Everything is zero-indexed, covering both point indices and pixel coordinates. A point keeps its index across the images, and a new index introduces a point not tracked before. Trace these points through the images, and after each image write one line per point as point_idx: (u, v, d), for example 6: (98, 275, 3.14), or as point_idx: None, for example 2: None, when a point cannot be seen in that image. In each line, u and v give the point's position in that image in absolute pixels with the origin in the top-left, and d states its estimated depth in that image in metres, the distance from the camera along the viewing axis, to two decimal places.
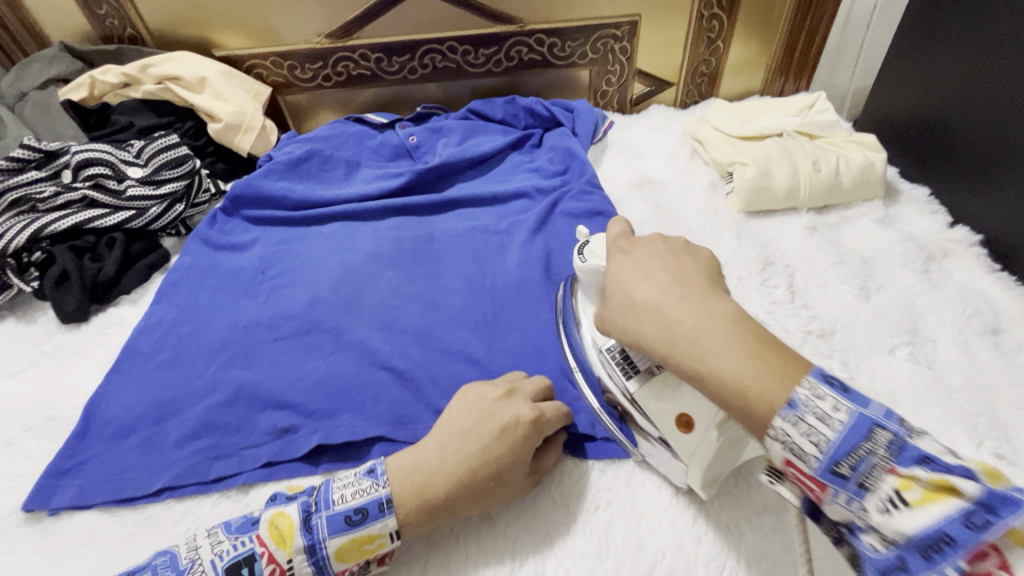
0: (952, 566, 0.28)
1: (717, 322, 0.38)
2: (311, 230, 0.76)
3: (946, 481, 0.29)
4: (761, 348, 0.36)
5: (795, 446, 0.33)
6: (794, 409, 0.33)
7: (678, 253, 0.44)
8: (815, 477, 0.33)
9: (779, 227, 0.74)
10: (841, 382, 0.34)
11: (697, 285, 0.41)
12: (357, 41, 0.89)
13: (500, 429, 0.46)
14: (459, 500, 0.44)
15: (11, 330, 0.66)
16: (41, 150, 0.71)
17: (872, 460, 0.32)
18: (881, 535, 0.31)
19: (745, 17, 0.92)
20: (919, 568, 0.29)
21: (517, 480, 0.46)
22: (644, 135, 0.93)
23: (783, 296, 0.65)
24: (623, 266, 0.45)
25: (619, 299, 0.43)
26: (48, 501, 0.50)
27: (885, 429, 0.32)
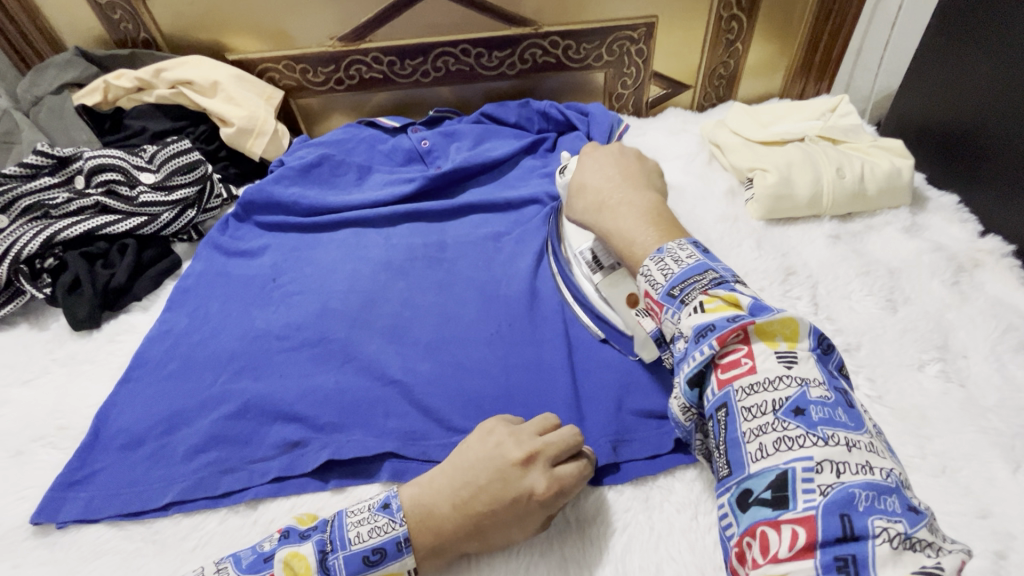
0: (713, 346, 0.39)
1: (638, 206, 0.53)
2: (322, 236, 0.76)
3: (735, 299, 0.41)
4: (659, 223, 0.51)
5: (652, 276, 0.46)
6: (660, 254, 0.47)
7: (634, 165, 0.59)
8: (659, 300, 0.44)
9: (801, 235, 0.72)
10: (705, 250, 0.47)
11: (635, 183, 0.56)
12: (369, 44, 0.88)
13: (514, 499, 0.43)
14: (465, 545, 0.44)
15: (23, 337, 0.66)
16: (53, 156, 0.71)
17: (697, 285, 0.43)
18: (683, 335, 0.42)
19: (766, 18, 0.90)
20: (693, 349, 0.40)
21: (526, 533, 0.45)
22: (660, 139, 0.91)
23: (805, 308, 0.63)
24: (586, 167, 0.59)
25: (578, 185, 0.59)
26: (56, 514, 0.50)
27: (714, 272, 0.44)
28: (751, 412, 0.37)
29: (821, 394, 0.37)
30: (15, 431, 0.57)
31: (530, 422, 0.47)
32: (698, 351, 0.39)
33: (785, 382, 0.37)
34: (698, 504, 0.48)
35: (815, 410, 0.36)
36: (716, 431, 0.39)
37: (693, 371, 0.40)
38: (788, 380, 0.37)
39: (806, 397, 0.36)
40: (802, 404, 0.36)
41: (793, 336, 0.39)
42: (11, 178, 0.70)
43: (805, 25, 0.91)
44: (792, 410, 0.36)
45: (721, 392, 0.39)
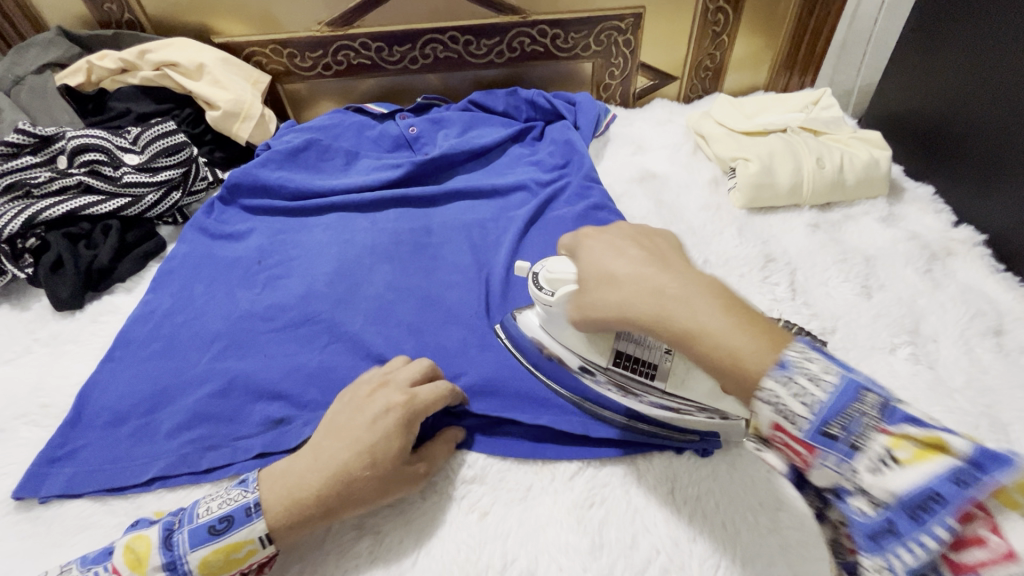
0: (942, 525, 0.27)
1: (701, 290, 0.37)
2: (308, 220, 0.76)
3: (936, 438, 0.28)
4: (746, 311, 0.35)
5: (783, 408, 0.31)
6: (784, 369, 0.31)
7: (639, 237, 0.44)
8: (802, 439, 0.31)
9: (782, 223, 0.74)
10: (828, 349, 0.33)
11: (676, 262, 0.40)
12: (357, 29, 0.88)
13: (371, 419, 0.45)
14: (335, 498, 0.42)
15: (4, 316, 0.65)
16: (35, 135, 0.69)
17: (863, 421, 0.30)
18: (869, 497, 0.29)
19: (751, 11, 0.91)
20: (908, 531, 0.28)
21: (396, 470, 0.44)
22: (646, 129, 0.92)
23: (784, 294, 0.65)
24: (587, 260, 0.44)
25: (595, 278, 0.43)
26: (38, 489, 0.50)
27: (872, 390, 0.30)
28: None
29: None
30: None
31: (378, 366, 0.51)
32: (923, 538, 0.27)
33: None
34: (676, 478, 0.49)
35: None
36: None
37: (915, 562, 0.28)
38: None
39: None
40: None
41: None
42: None
43: (790, 18, 0.92)
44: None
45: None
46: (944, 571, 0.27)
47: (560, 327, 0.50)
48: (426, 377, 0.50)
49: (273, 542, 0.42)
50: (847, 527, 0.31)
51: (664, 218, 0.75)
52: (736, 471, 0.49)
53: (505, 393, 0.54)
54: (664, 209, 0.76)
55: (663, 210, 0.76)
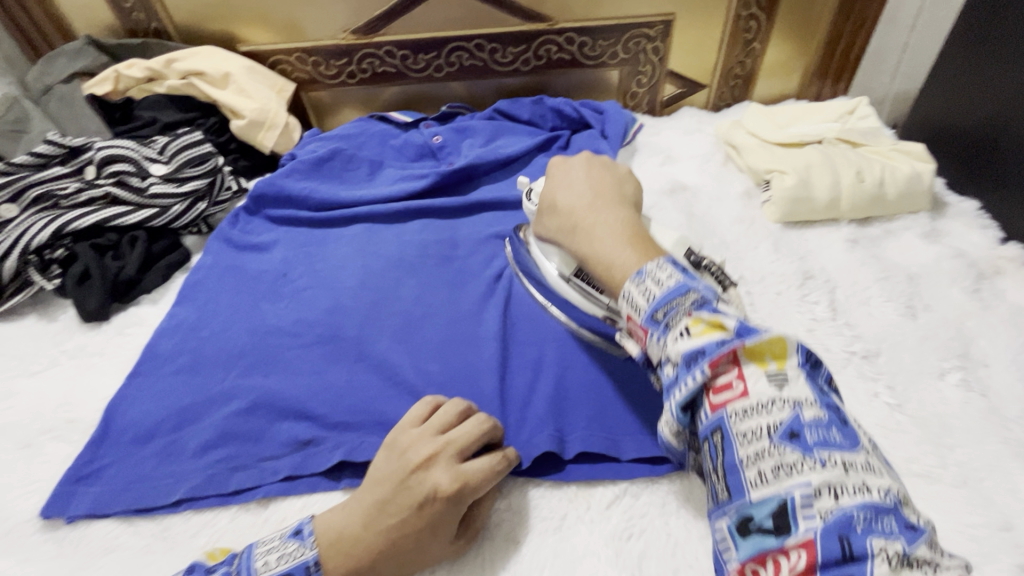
0: (701, 372, 0.34)
1: (609, 223, 0.49)
2: (333, 231, 0.75)
3: (718, 320, 0.36)
4: (637, 240, 0.47)
5: (632, 300, 0.41)
6: (639, 277, 0.41)
7: (598, 172, 0.56)
8: (642, 324, 0.39)
9: (819, 239, 0.71)
10: (685, 267, 0.41)
11: (607, 198, 0.53)
12: (383, 37, 0.87)
13: (421, 499, 0.42)
14: (382, 566, 0.42)
15: (31, 328, 0.65)
16: (65, 146, 0.70)
17: (679, 308, 0.38)
18: (671, 362, 0.36)
19: (784, 18, 0.89)
20: (682, 375, 0.35)
21: (440, 544, 0.43)
22: (675, 138, 0.90)
23: (824, 313, 0.62)
24: (553, 187, 0.56)
25: (549, 206, 0.56)
26: (65, 508, 0.49)
27: (696, 292, 0.38)
28: (746, 438, 0.32)
29: (814, 414, 0.32)
30: (24, 423, 0.56)
31: (433, 418, 0.47)
32: (688, 380, 0.35)
33: (778, 405, 0.32)
34: None
35: (809, 433, 0.31)
36: (709, 456, 0.34)
37: (683, 399, 0.35)
38: (782, 403, 0.32)
39: (799, 421, 0.32)
40: (795, 428, 0.31)
41: (782, 355, 0.34)
42: (22, 168, 0.69)
43: (824, 25, 0.89)
44: (786, 434, 0.31)
45: (713, 415, 0.34)
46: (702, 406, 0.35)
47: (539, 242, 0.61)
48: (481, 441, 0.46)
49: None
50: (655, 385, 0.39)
51: (696, 231, 0.73)
52: None
53: (536, 414, 0.52)
54: (695, 222, 0.74)
55: (695, 223, 0.74)
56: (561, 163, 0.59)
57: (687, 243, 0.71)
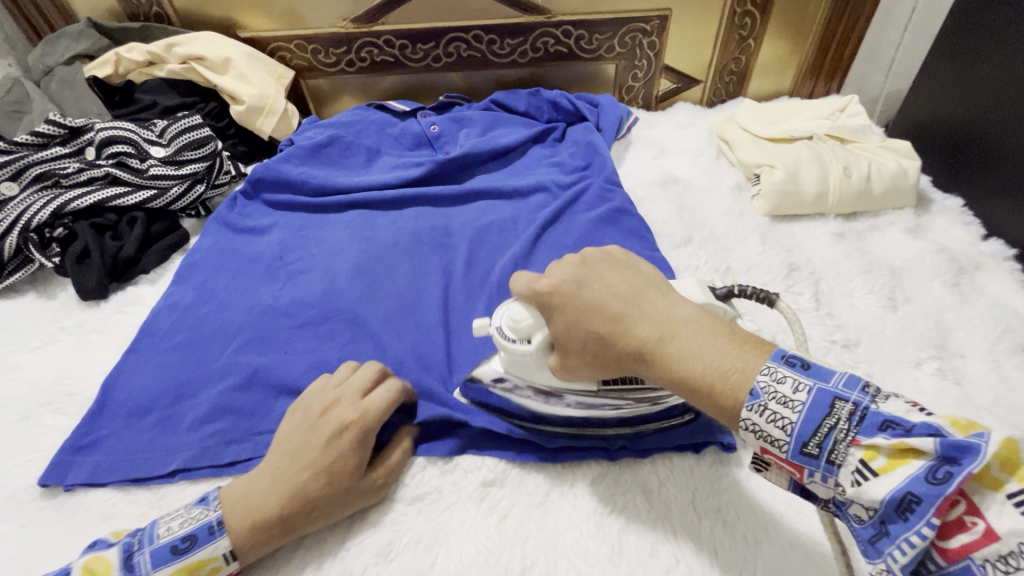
0: (928, 526, 0.29)
1: (683, 321, 0.38)
2: (330, 217, 0.76)
3: (904, 443, 0.30)
4: (730, 336, 0.37)
5: (764, 433, 0.34)
6: (756, 398, 0.34)
7: (607, 262, 0.43)
8: (790, 459, 0.34)
9: (805, 232, 0.73)
10: (807, 363, 0.35)
11: (655, 295, 0.40)
12: (382, 27, 0.88)
13: (327, 439, 0.45)
14: (296, 515, 0.43)
15: (31, 304, 0.66)
16: (66, 126, 0.71)
17: (837, 434, 0.32)
18: (861, 504, 0.31)
19: (779, 15, 0.90)
20: (898, 531, 0.30)
21: (354, 483, 0.45)
22: (668, 132, 0.91)
23: (808, 303, 0.64)
24: (561, 309, 0.41)
25: (571, 333, 0.41)
26: (63, 477, 0.50)
27: (845, 402, 0.33)
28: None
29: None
30: (23, 395, 0.57)
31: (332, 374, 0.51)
32: (911, 538, 0.29)
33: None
34: (696, 487, 0.48)
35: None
36: None
37: (909, 559, 0.30)
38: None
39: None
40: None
41: (1012, 460, 0.28)
42: (23, 147, 0.70)
43: (817, 23, 0.91)
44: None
45: (957, 567, 0.29)
46: (937, 559, 0.29)
47: (530, 372, 0.47)
48: (376, 382, 0.50)
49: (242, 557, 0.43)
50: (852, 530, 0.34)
51: (687, 223, 0.74)
52: (755, 480, 0.48)
53: None
54: (687, 214, 0.76)
55: (686, 215, 0.76)
56: (548, 280, 0.42)
57: (677, 235, 0.72)
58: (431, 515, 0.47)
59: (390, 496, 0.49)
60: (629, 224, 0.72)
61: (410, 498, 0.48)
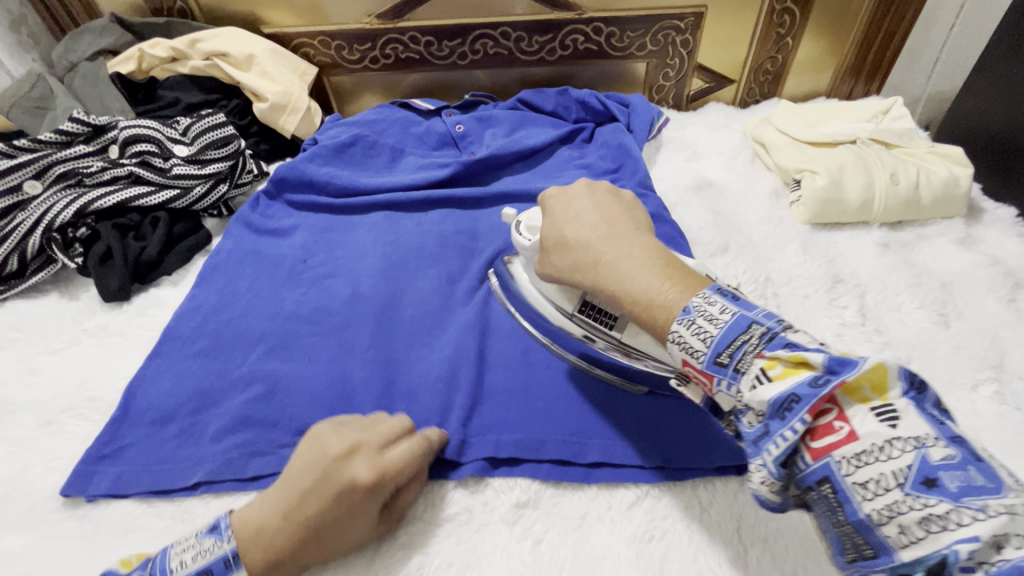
0: (800, 422, 0.30)
1: (634, 252, 0.41)
2: (354, 219, 0.74)
3: (801, 356, 0.31)
4: (671, 268, 0.39)
5: (685, 344, 0.35)
6: (687, 313, 0.35)
7: (597, 191, 0.49)
8: (702, 369, 0.34)
9: (848, 242, 0.69)
10: (734, 294, 0.36)
11: (623, 225, 0.44)
12: (407, 23, 0.86)
13: (340, 500, 0.41)
14: (306, 561, 0.42)
15: (54, 305, 0.65)
16: (89, 124, 0.69)
17: (746, 348, 0.33)
18: (752, 409, 0.32)
19: (820, 12, 0.86)
20: (776, 428, 0.30)
21: (365, 534, 0.43)
22: (701, 134, 0.88)
23: (853, 318, 0.61)
24: (551, 212, 0.49)
25: (551, 241, 0.48)
26: (86, 487, 0.49)
27: (760, 324, 0.33)
28: (868, 489, 0.28)
29: (945, 453, 0.28)
30: (46, 400, 0.56)
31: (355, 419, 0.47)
32: (787, 433, 0.30)
33: (897, 446, 0.28)
34: (741, 515, 0.46)
35: (946, 476, 0.27)
36: (824, 507, 0.30)
37: (783, 455, 0.30)
38: (901, 443, 0.28)
39: (929, 462, 0.27)
40: (929, 472, 0.27)
41: (883, 384, 0.30)
42: (46, 145, 0.69)
43: (860, 21, 0.87)
44: (921, 481, 0.27)
45: (818, 464, 0.30)
46: (802, 455, 0.30)
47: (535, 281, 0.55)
48: (402, 435, 0.46)
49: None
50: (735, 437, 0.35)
51: (723, 230, 0.71)
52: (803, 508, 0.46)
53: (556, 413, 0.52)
54: (722, 220, 0.73)
55: (721, 221, 0.73)
56: (554, 190, 0.51)
57: (712, 242, 0.70)
58: (462, 538, 0.45)
59: (419, 516, 0.47)
60: (663, 231, 0.69)
61: (439, 519, 0.46)
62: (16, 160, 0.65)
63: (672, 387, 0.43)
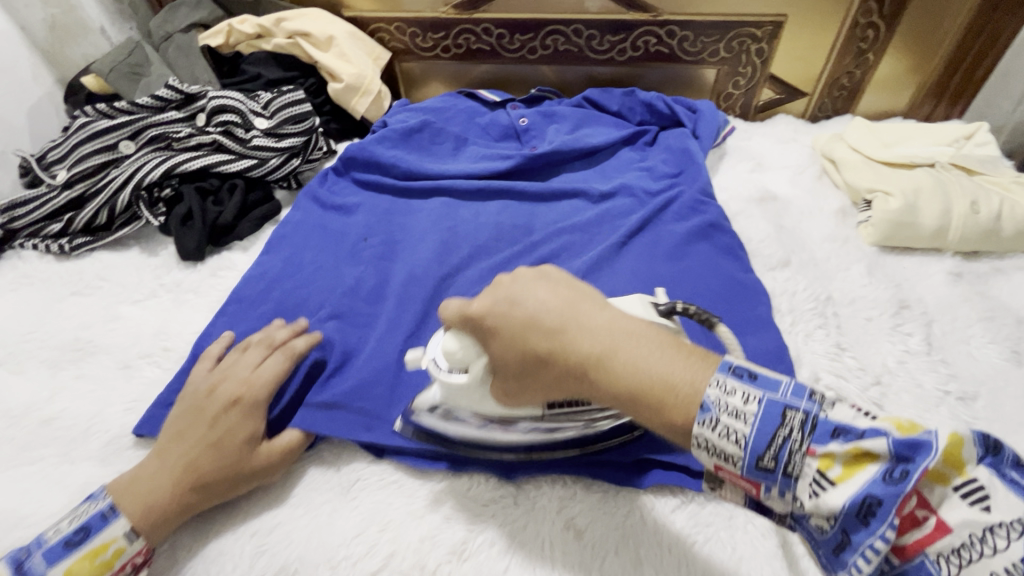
0: (888, 527, 0.29)
1: (628, 338, 0.36)
2: (414, 202, 0.76)
3: (858, 449, 0.30)
4: (672, 342, 0.36)
5: (716, 448, 0.33)
6: (707, 412, 0.33)
7: (531, 279, 0.41)
8: (747, 476, 0.33)
9: (917, 268, 0.67)
10: (752, 369, 0.34)
11: (590, 309, 0.38)
12: (482, 14, 0.87)
13: (210, 413, 0.48)
14: (188, 495, 0.44)
15: (135, 259, 0.70)
16: (182, 92, 0.73)
17: (792, 446, 0.32)
18: (818, 515, 0.32)
19: (907, 30, 0.83)
20: (862, 538, 0.30)
21: (242, 457, 0.46)
22: (767, 146, 0.86)
23: (918, 346, 0.59)
24: (494, 331, 0.40)
25: (502, 348, 0.40)
26: (156, 429, 0.52)
27: (796, 410, 0.32)
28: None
29: None
30: (126, 345, 0.61)
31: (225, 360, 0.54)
32: (875, 544, 0.29)
33: (999, 535, 0.27)
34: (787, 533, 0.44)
35: None
36: None
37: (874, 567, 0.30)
38: (1002, 530, 0.27)
39: None
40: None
41: (957, 457, 0.29)
42: (142, 109, 0.73)
43: (948, 42, 0.83)
44: None
45: (913, 564, 0.30)
46: (894, 560, 0.30)
47: (475, 403, 0.45)
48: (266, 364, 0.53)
49: (142, 537, 0.43)
50: (812, 542, 0.34)
51: (786, 244, 0.70)
52: None
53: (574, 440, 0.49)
54: (785, 235, 0.71)
55: (784, 235, 0.71)
56: (479, 304, 0.41)
57: (774, 256, 0.68)
58: (505, 519, 0.46)
59: (465, 492, 0.48)
60: (722, 241, 0.69)
61: (485, 499, 0.48)
62: (116, 121, 0.70)
63: (713, 486, 0.42)
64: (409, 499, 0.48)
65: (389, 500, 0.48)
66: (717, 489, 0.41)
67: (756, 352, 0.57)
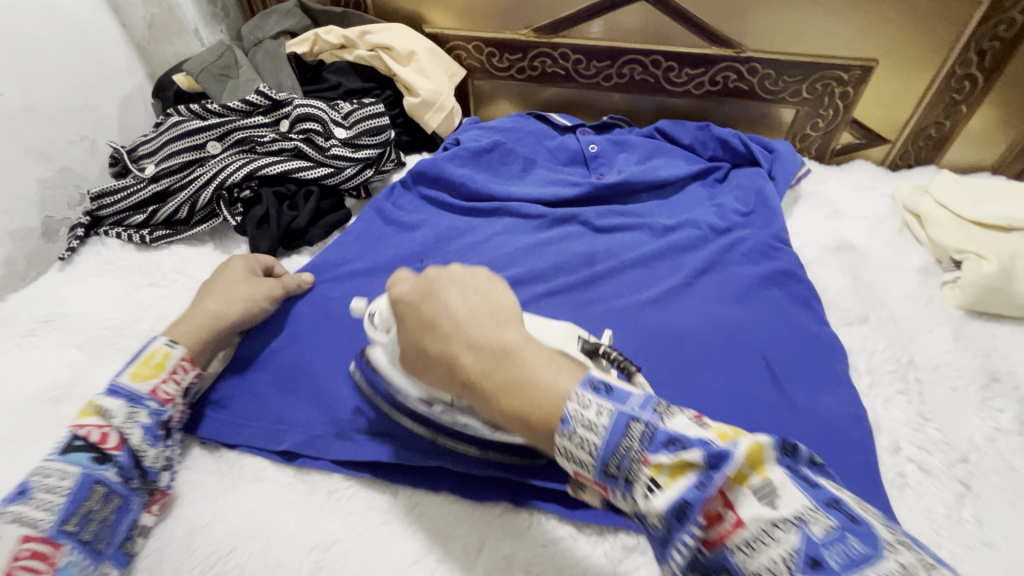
0: (694, 525, 0.29)
1: (502, 353, 0.37)
2: (480, 222, 0.77)
3: (681, 459, 0.30)
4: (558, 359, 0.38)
5: (572, 455, 0.34)
6: (566, 424, 0.33)
7: (454, 280, 0.43)
8: (597, 480, 0.34)
9: (1009, 338, 0.63)
10: (610, 385, 0.35)
11: (484, 320, 0.39)
12: (562, 39, 0.88)
13: (220, 272, 0.61)
14: (216, 305, 0.56)
15: (210, 255, 0.72)
16: (270, 98, 0.76)
17: (631, 455, 0.32)
18: (649, 517, 0.31)
19: (1008, 84, 0.79)
20: (676, 535, 0.30)
21: (249, 281, 0.60)
22: (844, 192, 0.83)
23: (1009, 424, 0.55)
24: (403, 318, 0.43)
25: (409, 345, 0.43)
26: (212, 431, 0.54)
27: (638, 420, 0.33)
28: None
29: (824, 526, 0.28)
30: None
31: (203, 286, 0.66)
32: (685, 541, 0.29)
33: (781, 528, 0.28)
34: None
35: (830, 554, 0.27)
36: None
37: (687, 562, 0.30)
38: (784, 524, 0.28)
39: (813, 541, 0.27)
40: (814, 552, 0.27)
41: (758, 458, 0.30)
42: (231, 111, 0.76)
43: None
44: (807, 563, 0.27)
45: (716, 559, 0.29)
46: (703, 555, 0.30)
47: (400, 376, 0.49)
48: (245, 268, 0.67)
49: (181, 345, 0.52)
50: None
51: (863, 298, 0.67)
52: None
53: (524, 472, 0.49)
54: (863, 288, 0.68)
55: (862, 289, 0.68)
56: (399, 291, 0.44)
57: (851, 310, 0.66)
58: (564, 564, 0.45)
59: (523, 530, 0.47)
60: (795, 289, 0.66)
61: (543, 541, 0.46)
62: (207, 123, 0.73)
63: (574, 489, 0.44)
64: (466, 530, 0.47)
65: (445, 528, 0.47)
66: (581, 491, 0.44)
67: (832, 413, 0.55)
